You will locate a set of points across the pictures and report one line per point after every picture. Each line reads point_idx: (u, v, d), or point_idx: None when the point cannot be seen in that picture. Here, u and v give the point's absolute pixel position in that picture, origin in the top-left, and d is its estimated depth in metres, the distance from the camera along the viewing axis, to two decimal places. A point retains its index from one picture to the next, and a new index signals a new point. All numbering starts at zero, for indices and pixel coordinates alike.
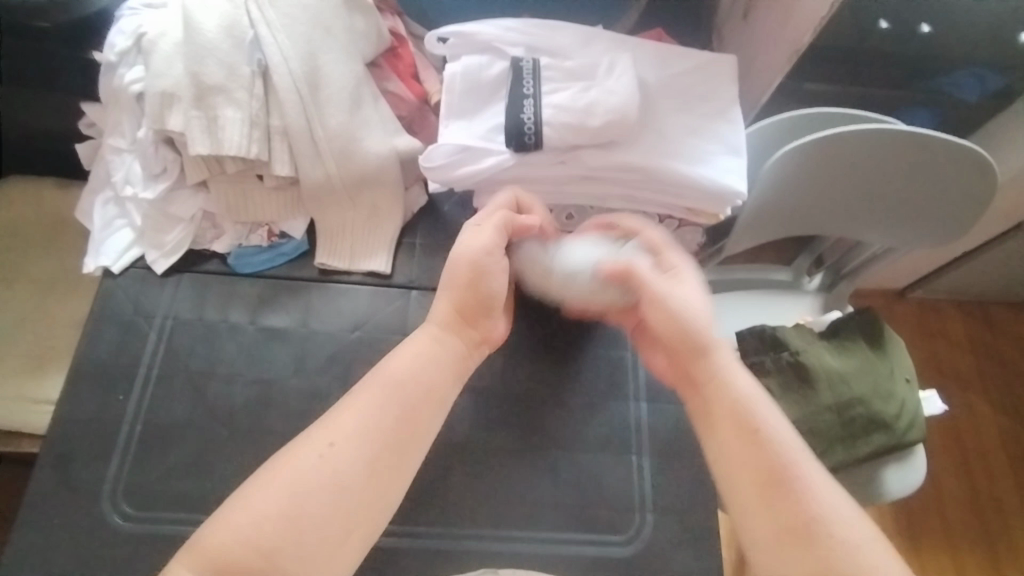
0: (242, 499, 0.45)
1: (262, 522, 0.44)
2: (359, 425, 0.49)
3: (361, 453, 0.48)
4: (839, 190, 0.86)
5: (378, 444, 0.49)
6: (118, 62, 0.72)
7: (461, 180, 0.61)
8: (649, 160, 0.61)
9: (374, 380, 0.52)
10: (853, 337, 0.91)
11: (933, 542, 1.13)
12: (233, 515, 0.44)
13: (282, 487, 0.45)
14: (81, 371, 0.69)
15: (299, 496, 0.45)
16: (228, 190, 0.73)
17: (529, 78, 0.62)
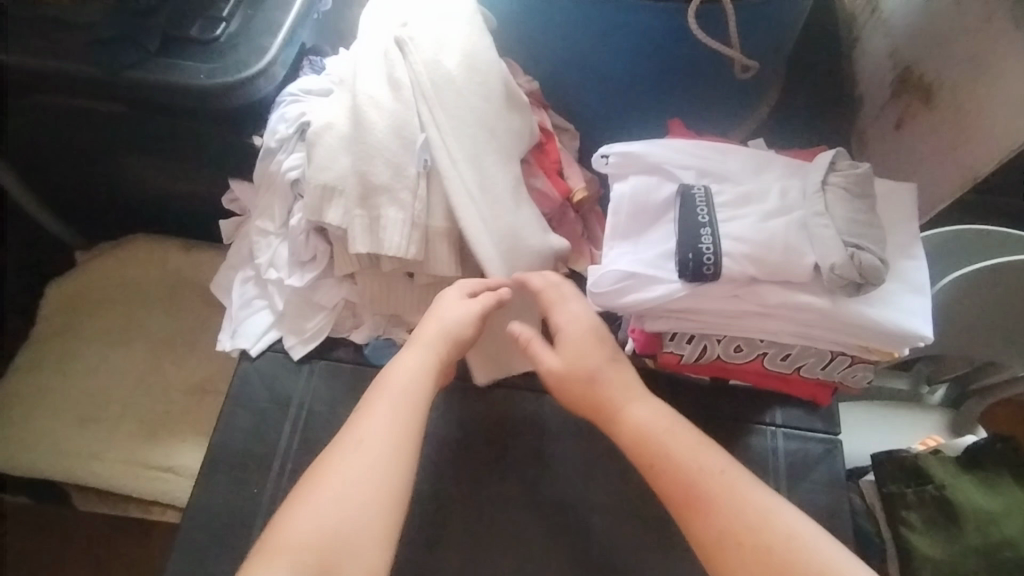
0: (304, 500, 0.54)
1: (322, 523, 0.52)
2: (374, 433, 0.57)
3: (383, 451, 0.56)
4: (1000, 322, 0.79)
5: (398, 445, 0.57)
6: (277, 148, 0.73)
7: (625, 307, 0.59)
8: (833, 301, 0.55)
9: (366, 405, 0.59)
10: (1000, 470, 0.81)
11: None
12: (292, 520, 0.52)
13: (328, 498, 0.53)
14: (220, 457, 0.70)
15: (345, 499, 0.53)
16: (376, 285, 0.72)
17: (703, 205, 0.57)
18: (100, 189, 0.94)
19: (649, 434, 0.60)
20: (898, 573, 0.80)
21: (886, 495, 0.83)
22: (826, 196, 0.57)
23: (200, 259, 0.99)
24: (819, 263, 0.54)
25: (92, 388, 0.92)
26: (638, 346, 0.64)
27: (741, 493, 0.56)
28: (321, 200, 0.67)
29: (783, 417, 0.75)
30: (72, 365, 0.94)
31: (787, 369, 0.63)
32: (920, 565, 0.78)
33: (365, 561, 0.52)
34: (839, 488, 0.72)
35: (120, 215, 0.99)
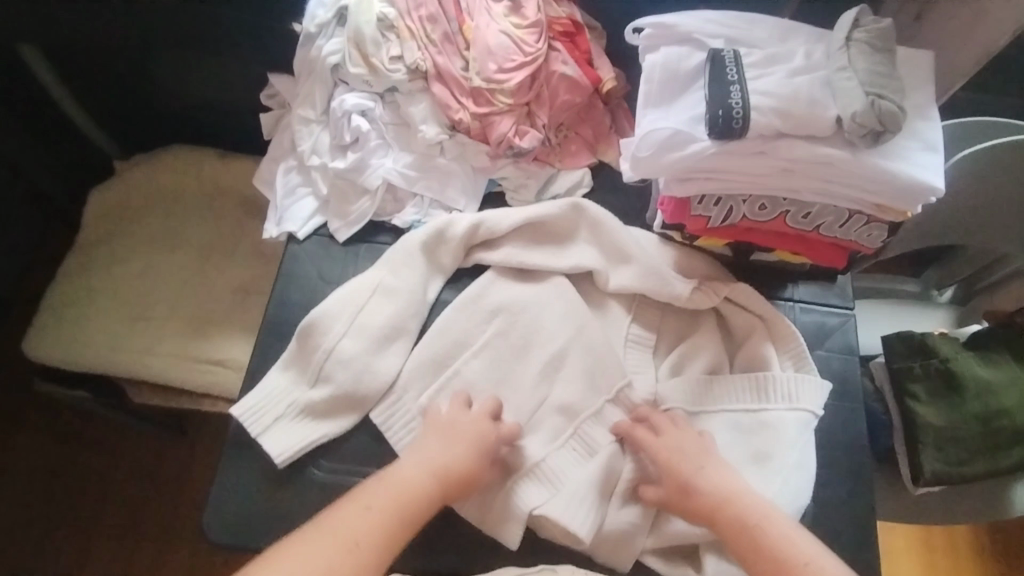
0: (327, 538, 0.52)
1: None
2: (365, 520, 0.54)
3: (369, 553, 0.53)
4: (1010, 209, 0.81)
5: (379, 541, 0.54)
6: (316, 33, 0.78)
7: (666, 167, 0.62)
8: (854, 153, 0.59)
9: (389, 475, 0.58)
10: (999, 352, 0.86)
11: None
12: (267, 572, 0.50)
13: (305, 564, 0.51)
14: (272, 330, 0.73)
15: (308, 567, 0.50)
16: (415, 156, 0.78)
17: (732, 66, 0.61)
18: (141, 92, 0.97)
19: (771, 546, 0.56)
20: (902, 442, 0.85)
21: (893, 371, 0.86)
22: (849, 51, 0.60)
23: (232, 166, 1.00)
24: (841, 115, 0.58)
25: (138, 291, 0.94)
26: (668, 214, 0.68)
27: None
28: (351, 64, 0.76)
29: (803, 292, 0.78)
30: (120, 268, 0.95)
31: (807, 228, 0.68)
32: (924, 432, 0.82)
33: None
34: (854, 357, 0.76)
35: (156, 123, 1.02)
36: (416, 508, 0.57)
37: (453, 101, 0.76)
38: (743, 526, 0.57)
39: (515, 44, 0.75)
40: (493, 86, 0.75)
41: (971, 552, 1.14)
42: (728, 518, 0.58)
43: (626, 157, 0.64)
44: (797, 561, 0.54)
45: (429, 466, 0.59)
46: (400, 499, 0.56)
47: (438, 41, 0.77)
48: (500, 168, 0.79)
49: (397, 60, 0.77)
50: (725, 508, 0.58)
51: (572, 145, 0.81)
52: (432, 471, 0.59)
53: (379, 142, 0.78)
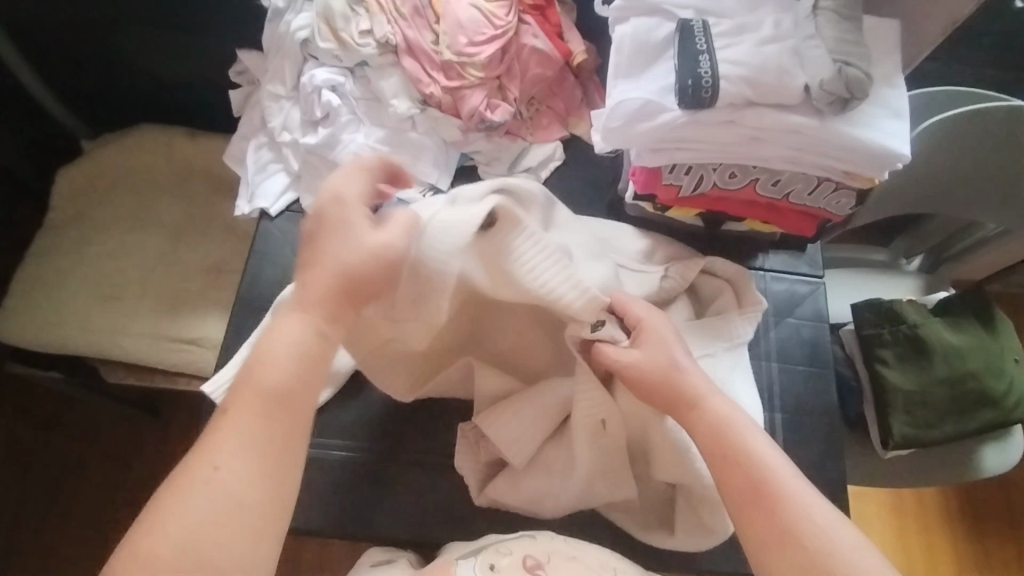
0: (209, 471, 0.46)
1: (178, 532, 0.44)
2: (240, 439, 0.47)
3: (258, 457, 0.47)
4: (975, 177, 0.83)
5: (256, 446, 0.47)
6: (285, 9, 0.78)
7: (638, 138, 0.62)
8: (821, 121, 0.60)
9: (243, 379, 0.50)
10: (966, 318, 0.88)
11: (1002, 530, 1.17)
12: (142, 542, 0.43)
13: (186, 504, 0.45)
14: (245, 307, 0.73)
15: (197, 510, 0.45)
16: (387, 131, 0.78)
17: (701, 36, 0.61)
18: (104, 71, 0.95)
19: (722, 435, 0.54)
20: (872, 407, 0.87)
21: (864, 337, 0.87)
22: (817, 20, 0.61)
23: (203, 144, 0.99)
24: (808, 84, 0.59)
25: (108, 271, 0.93)
26: (640, 184, 0.69)
27: (794, 492, 0.50)
28: (319, 37, 0.75)
29: (774, 262, 0.79)
30: (91, 248, 0.94)
31: (777, 196, 0.68)
32: (893, 396, 0.84)
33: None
34: (823, 324, 0.78)
35: (123, 102, 1.00)
36: (286, 396, 0.49)
37: (425, 75, 0.76)
38: (673, 403, 0.57)
39: (486, 17, 0.75)
40: (464, 60, 0.74)
41: (942, 516, 1.18)
42: (665, 390, 0.57)
43: (598, 128, 0.64)
44: (729, 426, 0.54)
45: (307, 321, 0.52)
46: (261, 396, 0.49)
47: (408, 15, 0.76)
48: (472, 142, 0.79)
49: (367, 34, 0.76)
50: (666, 381, 0.57)
51: (544, 119, 0.81)
52: (297, 351, 0.51)
53: (350, 117, 0.77)
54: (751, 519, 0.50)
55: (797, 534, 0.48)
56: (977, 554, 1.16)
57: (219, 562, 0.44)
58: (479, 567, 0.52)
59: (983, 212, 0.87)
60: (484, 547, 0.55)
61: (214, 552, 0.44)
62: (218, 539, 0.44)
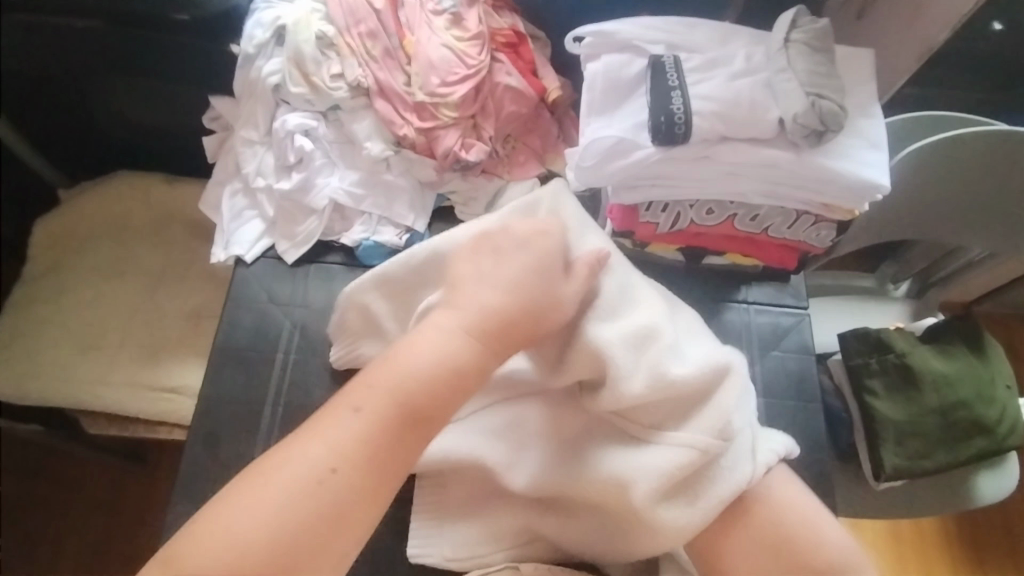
0: (323, 473, 0.44)
1: (268, 522, 0.42)
2: (346, 437, 0.45)
3: (363, 470, 0.44)
4: (958, 201, 0.82)
5: (371, 461, 0.45)
6: (255, 53, 0.76)
7: (611, 177, 0.61)
8: (798, 154, 0.59)
9: (388, 368, 0.47)
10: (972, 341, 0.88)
11: (1004, 560, 1.15)
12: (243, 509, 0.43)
13: (279, 498, 0.43)
14: (221, 354, 0.70)
15: (294, 492, 0.43)
16: (364, 172, 0.77)
17: (672, 72, 0.61)
18: (80, 120, 0.95)
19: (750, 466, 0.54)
20: (862, 438, 0.85)
21: (851, 367, 0.85)
22: (789, 52, 0.61)
23: (182, 190, 0.99)
24: (782, 117, 0.58)
25: (89, 320, 0.91)
26: (617, 223, 0.68)
27: (816, 525, 0.52)
28: (292, 81, 0.75)
29: (756, 295, 0.78)
30: (69, 298, 0.92)
31: (756, 230, 0.68)
32: (884, 426, 0.82)
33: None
34: (809, 355, 0.76)
35: (99, 150, 1.00)
36: (417, 416, 0.47)
37: (398, 116, 0.75)
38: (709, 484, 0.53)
39: (458, 56, 0.75)
40: (436, 100, 0.74)
41: (938, 545, 1.15)
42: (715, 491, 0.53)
43: (571, 166, 0.63)
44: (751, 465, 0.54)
45: (474, 339, 0.49)
46: (398, 412, 0.46)
47: (379, 57, 0.76)
48: (448, 182, 0.78)
49: (338, 78, 0.76)
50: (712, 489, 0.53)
51: (520, 154, 0.80)
52: (440, 368, 0.48)
53: (324, 161, 0.77)
54: (728, 537, 0.52)
55: (790, 546, 0.51)
56: None
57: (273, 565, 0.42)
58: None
59: (966, 235, 0.87)
60: None
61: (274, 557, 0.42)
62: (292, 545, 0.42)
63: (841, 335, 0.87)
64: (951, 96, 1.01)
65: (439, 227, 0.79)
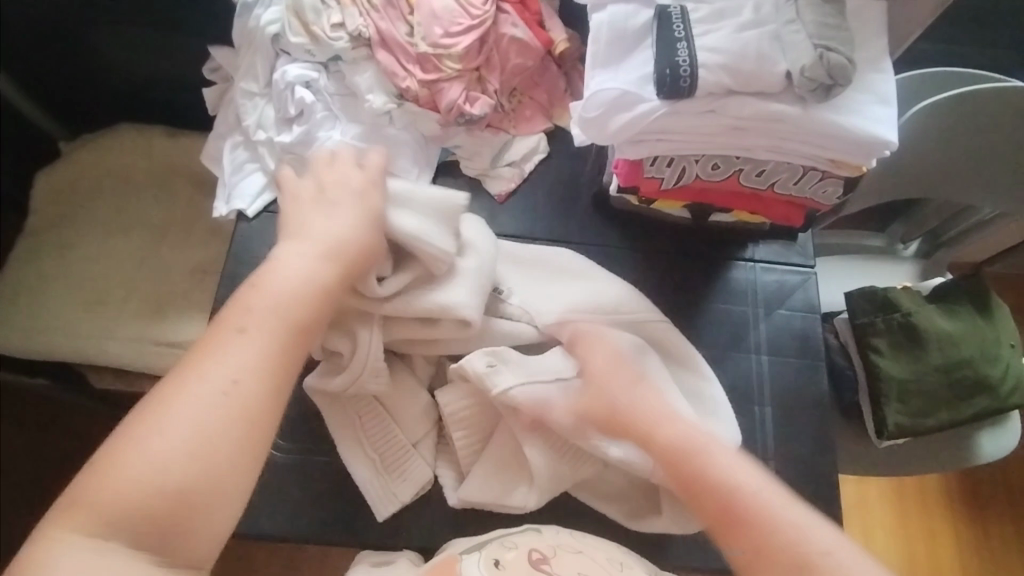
0: (178, 393, 0.43)
1: (160, 464, 0.41)
2: (244, 361, 0.45)
3: (268, 383, 0.45)
4: (967, 159, 0.80)
5: (270, 376, 0.45)
6: (254, 4, 0.76)
7: (617, 133, 0.60)
8: (804, 109, 0.58)
9: (248, 294, 0.48)
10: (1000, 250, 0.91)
11: (1000, 513, 1.16)
12: (136, 444, 0.41)
13: (152, 445, 0.41)
14: (224, 309, 0.71)
15: (209, 412, 0.43)
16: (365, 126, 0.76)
17: (678, 23, 0.59)
18: (78, 73, 0.94)
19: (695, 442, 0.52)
20: (865, 396, 0.85)
21: (857, 326, 0.85)
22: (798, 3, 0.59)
23: (184, 144, 0.98)
24: (789, 70, 0.57)
25: (90, 276, 0.91)
26: (620, 177, 0.67)
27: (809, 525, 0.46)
28: (291, 30, 0.74)
29: (763, 251, 0.77)
30: (72, 255, 0.92)
31: (762, 186, 0.67)
32: (887, 385, 0.82)
33: (215, 484, 0.42)
34: (813, 314, 0.75)
35: (100, 104, 0.99)
36: (305, 330, 0.47)
37: (400, 68, 0.74)
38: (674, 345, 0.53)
39: (462, 6, 0.73)
40: (440, 52, 0.73)
41: (937, 501, 1.16)
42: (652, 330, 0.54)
43: (575, 119, 0.62)
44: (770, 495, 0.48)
45: (330, 264, 0.50)
46: (283, 325, 0.47)
47: (380, 6, 0.74)
48: (452, 137, 0.77)
49: (339, 27, 0.74)
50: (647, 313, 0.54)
51: (523, 108, 0.79)
52: (309, 284, 0.49)
53: (326, 113, 0.75)
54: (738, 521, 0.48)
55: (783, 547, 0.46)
56: (975, 536, 1.15)
57: (198, 491, 0.41)
58: (483, 561, 0.52)
59: (977, 194, 0.85)
60: (486, 543, 0.55)
61: (188, 477, 0.41)
62: (217, 473, 0.42)
63: (847, 295, 0.87)
64: (968, 51, 0.99)
65: (444, 181, 0.79)
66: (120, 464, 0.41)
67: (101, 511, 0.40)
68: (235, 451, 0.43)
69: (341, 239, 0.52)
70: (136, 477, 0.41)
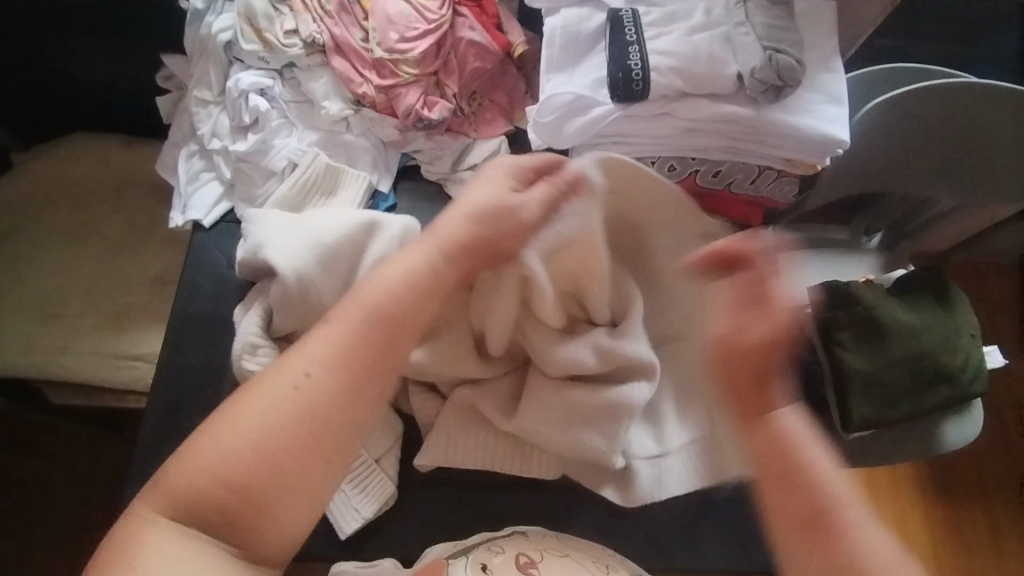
0: (263, 380, 0.43)
1: (239, 449, 0.41)
2: (328, 348, 0.44)
3: (340, 371, 0.44)
4: (921, 154, 0.82)
5: (351, 368, 0.44)
6: (204, 10, 0.75)
7: (572, 137, 0.60)
8: (757, 109, 0.58)
9: (359, 292, 0.46)
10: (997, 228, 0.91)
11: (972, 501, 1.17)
12: (214, 431, 0.42)
13: (237, 427, 0.41)
14: (181, 322, 0.70)
15: (288, 395, 0.42)
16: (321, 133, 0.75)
17: (631, 26, 0.59)
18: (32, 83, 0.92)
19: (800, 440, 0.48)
20: (831, 390, 0.85)
21: (820, 321, 0.85)
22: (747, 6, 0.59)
23: (143, 153, 0.97)
24: (740, 72, 0.57)
25: (46, 289, 0.89)
26: None
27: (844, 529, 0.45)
28: (244, 37, 0.72)
29: None
30: (26, 268, 0.90)
31: (719, 187, 0.67)
32: (851, 379, 0.83)
33: (296, 472, 0.42)
34: None
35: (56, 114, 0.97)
36: (396, 323, 0.46)
37: (356, 74, 0.73)
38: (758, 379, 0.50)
39: (417, 11, 0.72)
40: (396, 57, 0.72)
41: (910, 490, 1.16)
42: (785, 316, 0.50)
43: (530, 124, 0.62)
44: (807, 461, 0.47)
45: (435, 251, 0.49)
46: (367, 313, 0.45)
47: (334, 12, 0.73)
48: (411, 141, 0.76)
49: (292, 34, 0.73)
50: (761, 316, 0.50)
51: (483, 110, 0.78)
52: (415, 281, 0.47)
53: (281, 121, 0.75)
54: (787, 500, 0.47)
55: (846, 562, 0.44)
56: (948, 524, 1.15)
57: (278, 479, 0.41)
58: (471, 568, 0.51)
59: (933, 187, 0.86)
60: (475, 546, 0.54)
61: (263, 466, 0.41)
62: (298, 459, 0.42)
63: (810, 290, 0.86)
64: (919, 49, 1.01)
65: (405, 186, 0.77)
66: (198, 452, 0.41)
67: (183, 486, 0.40)
68: (311, 439, 0.42)
69: (482, 210, 0.51)
70: (212, 466, 0.41)
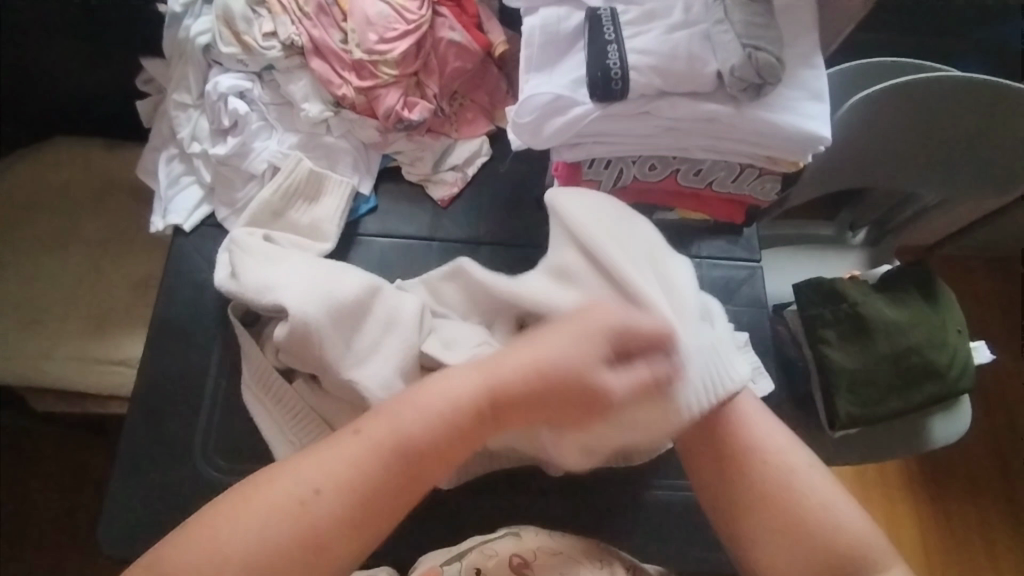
0: (263, 482, 0.43)
1: (232, 552, 0.41)
2: (332, 464, 0.44)
3: (345, 488, 0.43)
4: (906, 150, 0.82)
5: (360, 493, 0.44)
6: (183, 13, 0.75)
7: (551, 137, 0.60)
8: (737, 108, 0.58)
9: (391, 413, 0.46)
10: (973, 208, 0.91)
11: (961, 495, 1.17)
12: (208, 535, 0.41)
13: (231, 531, 0.41)
14: (161, 327, 0.69)
15: (284, 509, 0.42)
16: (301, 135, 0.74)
17: (609, 25, 0.59)
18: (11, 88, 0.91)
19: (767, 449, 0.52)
20: (817, 387, 0.85)
21: (806, 318, 0.85)
22: (726, 3, 0.59)
23: (125, 156, 0.96)
24: (720, 70, 0.57)
25: (27, 295, 0.88)
26: (559, 179, 0.66)
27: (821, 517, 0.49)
28: (222, 40, 0.72)
29: (706, 248, 0.73)
30: (6, 274, 0.89)
31: (700, 185, 0.67)
32: (838, 375, 0.83)
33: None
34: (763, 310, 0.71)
35: (36, 119, 0.97)
36: (420, 464, 0.45)
37: (335, 76, 0.72)
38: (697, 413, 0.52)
39: (397, 11, 0.72)
40: (375, 58, 0.71)
41: (900, 485, 1.16)
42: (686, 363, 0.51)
43: (510, 124, 0.62)
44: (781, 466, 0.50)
45: (481, 379, 0.47)
46: (392, 444, 0.45)
47: (312, 13, 0.73)
48: (392, 142, 0.76)
49: (271, 36, 0.72)
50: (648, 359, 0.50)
51: (464, 111, 0.78)
52: (447, 407, 0.46)
53: (261, 124, 0.74)
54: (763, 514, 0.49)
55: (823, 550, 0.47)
56: (937, 518, 1.16)
57: None
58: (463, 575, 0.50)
59: (917, 182, 0.87)
60: (468, 550, 0.53)
61: None
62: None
63: (796, 288, 0.86)
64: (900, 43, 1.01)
65: (387, 188, 0.77)
66: (189, 548, 0.41)
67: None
68: (303, 554, 0.42)
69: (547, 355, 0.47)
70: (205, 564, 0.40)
